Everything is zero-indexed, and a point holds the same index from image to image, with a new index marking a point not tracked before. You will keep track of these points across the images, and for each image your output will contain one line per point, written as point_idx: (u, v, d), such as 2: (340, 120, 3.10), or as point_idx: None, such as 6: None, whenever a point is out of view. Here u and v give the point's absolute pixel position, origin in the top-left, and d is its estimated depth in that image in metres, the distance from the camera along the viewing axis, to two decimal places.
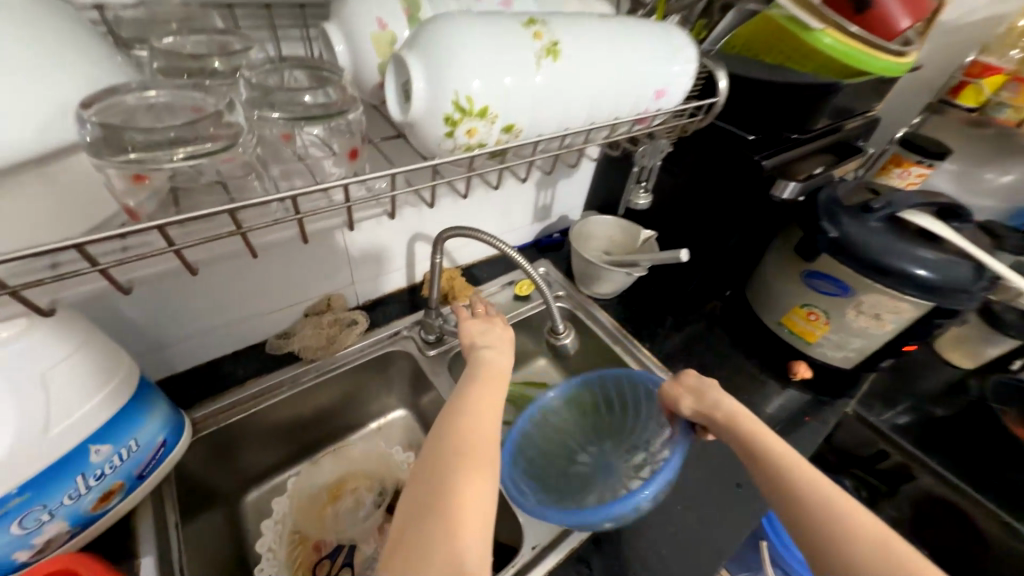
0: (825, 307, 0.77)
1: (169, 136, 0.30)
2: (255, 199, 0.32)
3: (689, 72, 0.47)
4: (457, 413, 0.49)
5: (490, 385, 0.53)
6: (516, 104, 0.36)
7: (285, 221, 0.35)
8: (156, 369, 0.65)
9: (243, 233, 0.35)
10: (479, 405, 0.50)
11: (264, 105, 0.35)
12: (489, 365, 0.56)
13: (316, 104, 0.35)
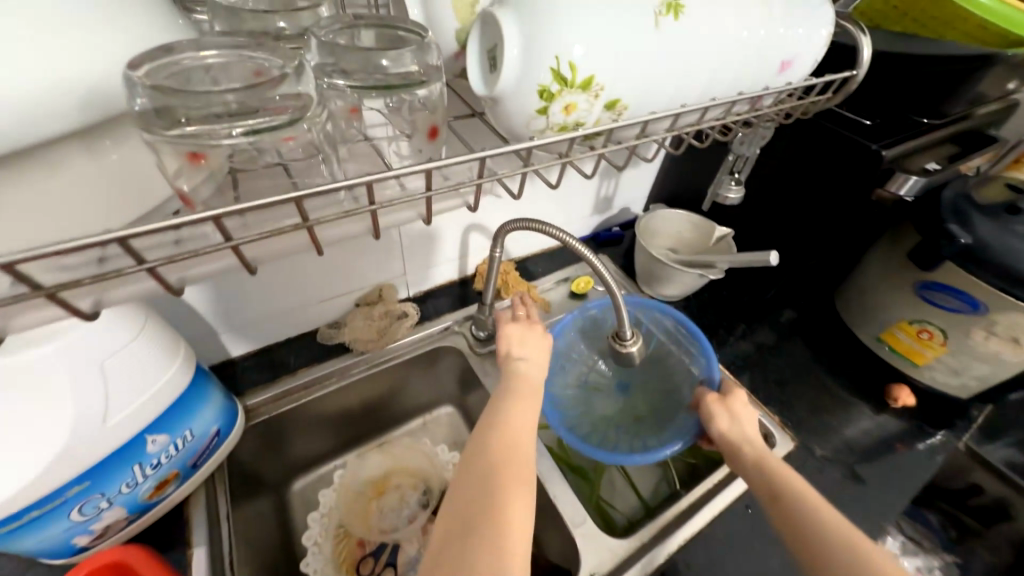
0: (942, 325, 0.65)
1: (228, 107, 0.26)
2: (323, 187, 0.28)
3: (822, 38, 0.39)
4: (492, 433, 0.44)
5: (525, 400, 0.49)
6: (626, 74, 0.30)
7: (357, 212, 0.31)
8: (212, 354, 0.65)
9: (310, 226, 0.31)
10: (516, 424, 0.45)
11: (333, 72, 0.30)
12: (523, 380, 0.51)
13: (393, 71, 0.30)
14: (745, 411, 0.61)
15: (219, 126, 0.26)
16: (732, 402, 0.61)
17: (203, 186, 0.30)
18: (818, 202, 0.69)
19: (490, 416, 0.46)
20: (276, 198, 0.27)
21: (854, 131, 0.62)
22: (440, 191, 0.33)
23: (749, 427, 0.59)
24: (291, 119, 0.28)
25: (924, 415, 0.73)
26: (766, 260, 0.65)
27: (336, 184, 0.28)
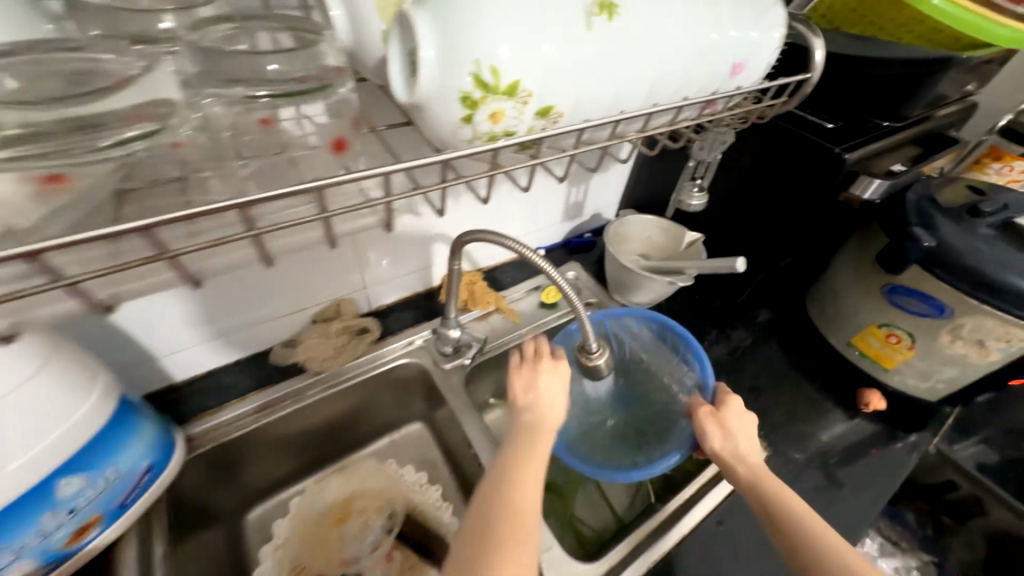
0: (909, 328, 0.65)
1: (72, 120, 0.26)
2: (214, 206, 0.28)
3: (774, 39, 0.37)
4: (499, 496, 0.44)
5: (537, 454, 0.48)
6: (555, 77, 0.27)
7: (238, 238, 0.31)
8: (151, 379, 0.60)
9: (167, 257, 0.31)
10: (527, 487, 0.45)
11: (221, 80, 0.29)
12: (534, 426, 0.50)
13: (285, 76, 0.30)
14: (739, 423, 0.57)
15: (75, 145, 0.26)
16: (724, 414, 0.57)
17: (57, 214, 0.27)
18: (785, 206, 0.67)
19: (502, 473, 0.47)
20: (116, 228, 0.26)
21: (816, 134, 0.61)
22: (340, 212, 0.33)
23: (742, 440, 0.55)
24: (152, 130, 0.28)
25: (895, 418, 0.73)
26: (732, 266, 0.63)
27: (202, 210, 0.27)
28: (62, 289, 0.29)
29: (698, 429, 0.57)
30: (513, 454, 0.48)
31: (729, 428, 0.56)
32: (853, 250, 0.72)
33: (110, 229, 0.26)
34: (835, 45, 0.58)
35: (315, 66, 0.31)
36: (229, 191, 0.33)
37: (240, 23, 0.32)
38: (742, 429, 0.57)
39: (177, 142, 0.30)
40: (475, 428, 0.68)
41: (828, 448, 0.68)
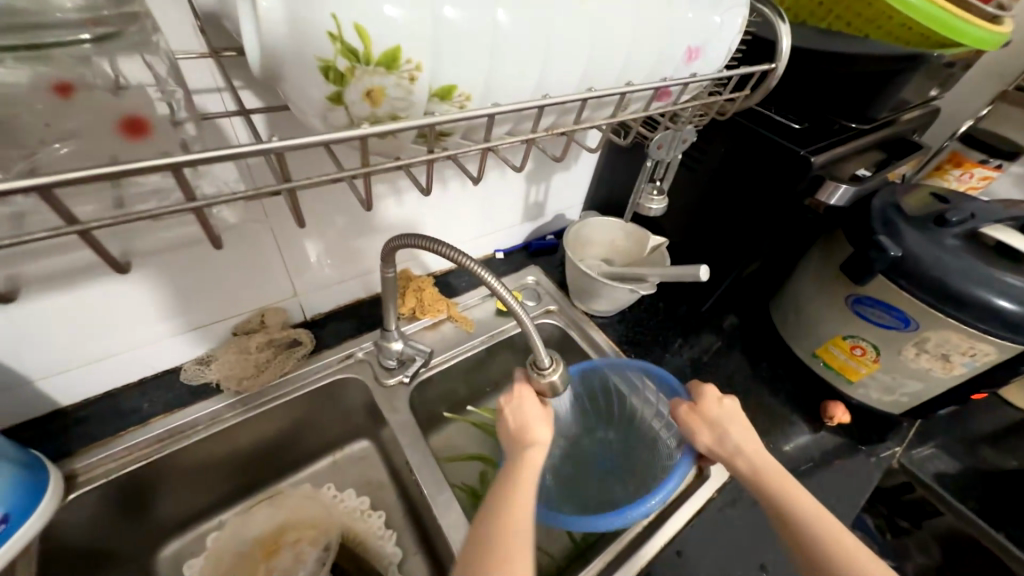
0: (874, 340, 0.63)
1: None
2: None
3: (735, 22, 0.32)
4: (492, 527, 0.44)
5: (527, 485, 0.47)
6: (453, 47, 0.21)
7: None
8: (25, 406, 0.52)
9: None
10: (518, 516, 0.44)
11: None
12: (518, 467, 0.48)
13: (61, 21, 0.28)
14: (721, 413, 0.54)
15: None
16: (704, 409, 0.55)
17: None
18: (748, 211, 0.64)
19: (495, 506, 0.46)
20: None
21: (782, 136, 0.58)
22: (100, 223, 0.25)
23: (731, 432, 0.53)
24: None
25: (859, 431, 0.70)
26: (695, 274, 0.59)
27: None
28: None
29: (686, 427, 0.55)
30: (504, 487, 0.47)
31: (712, 421, 0.54)
32: (817, 258, 0.69)
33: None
34: (802, 41, 0.55)
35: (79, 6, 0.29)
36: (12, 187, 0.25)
37: None
38: (725, 418, 0.54)
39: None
40: (419, 452, 0.62)
41: (794, 465, 0.65)
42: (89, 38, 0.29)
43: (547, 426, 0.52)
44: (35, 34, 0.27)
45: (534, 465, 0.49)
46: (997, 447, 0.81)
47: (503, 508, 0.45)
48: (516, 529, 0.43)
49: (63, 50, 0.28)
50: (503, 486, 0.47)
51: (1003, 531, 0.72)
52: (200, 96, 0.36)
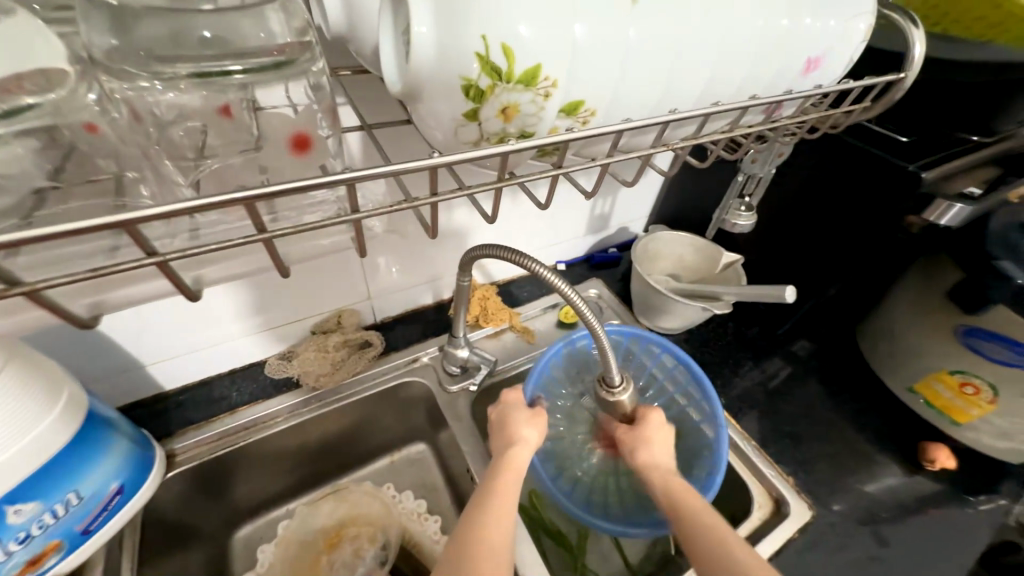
0: (990, 378, 0.56)
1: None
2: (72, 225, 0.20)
3: (862, 29, 0.30)
4: (472, 533, 0.41)
5: (509, 487, 0.44)
6: (588, 65, 0.22)
7: (141, 264, 0.24)
8: (136, 389, 0.57)
9: (31, 291, 0.23)
10: (499, 519, 0.42)
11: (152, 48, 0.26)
12: (505, 468, 0.46)
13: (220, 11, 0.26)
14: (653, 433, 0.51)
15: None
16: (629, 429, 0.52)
17: None
18: (839, 230, 0.59)
19: (475, 508, 0.43)
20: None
21: (887, 149, 0.53)
22: (281, 232, 0.26)
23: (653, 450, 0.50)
24: (42, 101, 0.25)
25: (966, 479, 0.63)
26: (780, 295, 0.55)
27: (105, 219, 0.21)
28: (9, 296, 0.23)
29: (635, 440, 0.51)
30: (486, 488, 0.44)
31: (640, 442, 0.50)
32: (919, 282, 0.63)
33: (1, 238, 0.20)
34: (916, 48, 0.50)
35: (260, 36, 0.27)
36: (163, 198, 0.27)
37: None
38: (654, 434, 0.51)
39: (92, 124, 0.27)
40: (479, 461, 0.62)
41: (883, 509, 0.59)
42: (241, 69, 0.28)
43: (536, 425, 0.49)
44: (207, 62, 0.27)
45: (518, 463, 0.46)
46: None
47: (487, 510, 0.42)
48: (497, 534, 0.41)
49: (220, 80, 0.27)
50: (486, 482, 0.45)
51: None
52: (339, 111, 0.36)
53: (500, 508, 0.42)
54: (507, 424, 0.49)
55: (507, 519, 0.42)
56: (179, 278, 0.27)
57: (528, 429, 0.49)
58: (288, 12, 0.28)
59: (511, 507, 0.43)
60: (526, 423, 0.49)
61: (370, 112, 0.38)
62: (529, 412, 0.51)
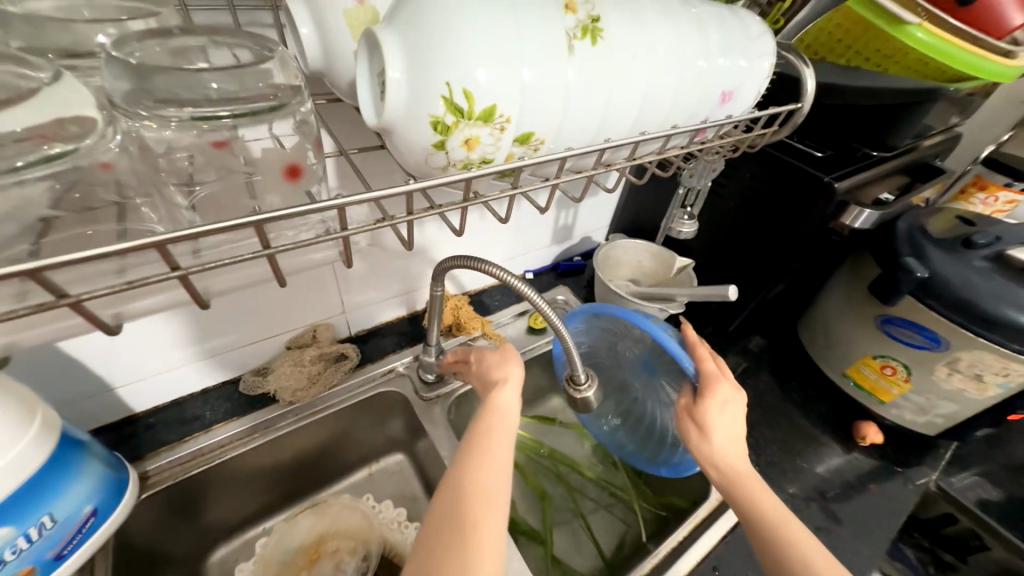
0: (904, 360, 0.63)
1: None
2: (93, 251, 0.22)
3: (765, 67, 0.36)
4: (460, 476, 0.42)
5: (495, 422, 0.47)
6: (537, 104, 0.26)
7: (158, 280, 0.26)
8: (104, 413, 0.56)
9: (73, 303, 0.25)
10: (486, 451, 0.44)
11: (147, 101, 0.25)
12: (491, 413, 0.48)
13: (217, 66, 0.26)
14: (722, 417, 0.50)
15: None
16: (704, 411, 0.51)
17: None
18: (773, 235, 0.66)
19: (461, 450, 0.45)
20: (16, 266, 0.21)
21: (807, 163, 0.61)
22: (283, 248, 0.28)
23: (729, 436, 0.50)
24: (75, 148, 0.24)
25: (893, 452, 0.70)
26: (724, 293, 0.62)
27: (133, 242, 0.23)
28: (64, 308, 0.24)
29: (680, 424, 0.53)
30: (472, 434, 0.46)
31: (710, 428, 0.50)
32: (844, 278, 0.71)
33: (28, 264, 0.21)
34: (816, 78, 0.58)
35: (263, 85, 0.27)
36: (171, 222, 0.28)
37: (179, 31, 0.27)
38: (725, 423, 0.51)
39: (108, 162, 0.26)
40: None
41: (826, 484, 0.66)
42: (229, 114, 0.26)
43: (518, 365, 0.52)
44: (194, 107, 0.26)
45: (501, 406, 0.48)
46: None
47: (474, 451, 0.44)
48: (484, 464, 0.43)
49: (211, 122, 0.26)
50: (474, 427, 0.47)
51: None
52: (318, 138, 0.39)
53: (489, 445, 0.45)
54: (490, 373, 0.53)
55: (498, 452, 0.44)
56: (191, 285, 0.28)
57: (512, 369, 0.52)
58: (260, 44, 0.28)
59: (501, 440, 0.45)
60: (502, 364, 0.53)
61: (346, 139, 0.41)
62: (510, 353, 0.54)
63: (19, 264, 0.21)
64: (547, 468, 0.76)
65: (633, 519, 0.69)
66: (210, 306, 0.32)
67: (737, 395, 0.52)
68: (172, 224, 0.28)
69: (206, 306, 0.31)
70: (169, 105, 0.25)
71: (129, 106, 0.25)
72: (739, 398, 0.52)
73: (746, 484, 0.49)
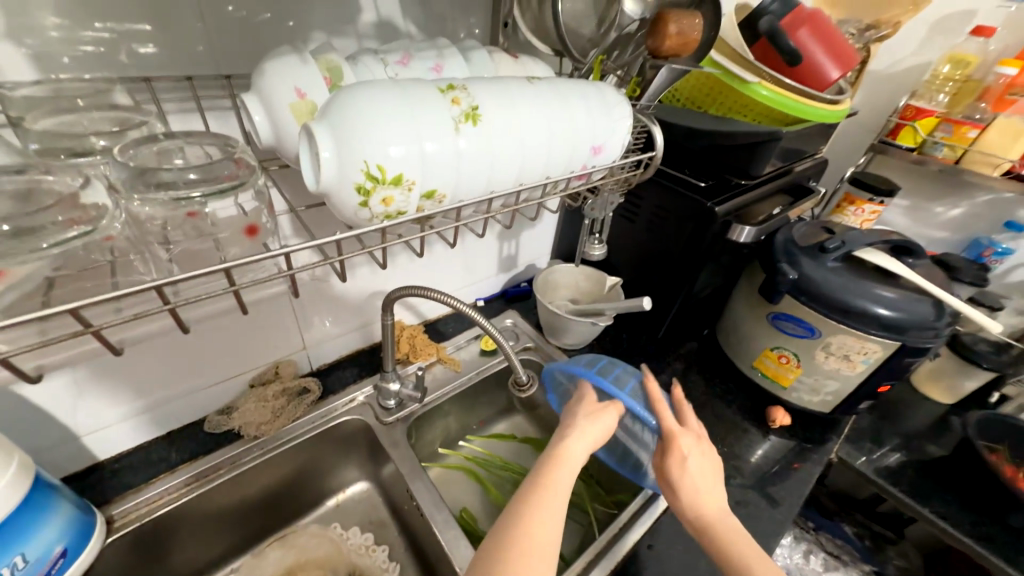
0: (794, 349, 0.75)
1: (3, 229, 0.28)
2: (105, 296, 0.29)
3: (624, 127, 0.47)
4: (517, 513, 0.47)
5: (562, 470, 0.50)
6: (436, 171, 0.35)
7: (151, 314, 0.32)
8: (71, 461, 0.59)
9: (93, 332, 0.31)
10: (550, 495, 0.48)
11: (139, 186, 0.32)
12: (561, 458, 0.51)
13: (195, 168, 0.33)
14: (690, 475, 0.54)
15: (21, 247, 0.28)
16: (671, 471, 0.55)
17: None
18: (677, 253, 0.78)
19: (524, 490, 0.49)
20: (42, 312, 0.27)
21: (694, 192, 0.74)
22: (247, 285, 0.35)
23: (699, 491, 0.54)
24: (93, 228, 0.30)
25: (802, 431, 0.81)
26: (640, 304, 0.72)
27: (128, 289, 0.29)
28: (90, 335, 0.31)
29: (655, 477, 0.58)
30: (538, 474, 0.50)
31: (677, 484, 0.54)
32: (744, 284, 0.83)
33: (52, 309, 0.27)
34: (688, 125, 0.73)
35: (229, 170, 0.34)
36: (157, 272, 0.36)
37: (153, 137, 0.35)
38: (696, 478, 0.54)
39: (111, 235, 0.33)
40: (418, 480, 0.69)
41: (748, 465, 0.75)
42: (201, 193, 0.33)
43: (603, 424, 0.54)
44: (174, 189, 0.32)
45: (572, 453, 0.52)
46: (934, 440, 0.83)
47: (537, 490, 0.49)
48: (543, 508, 0.47)
49: (189, 200, 0.33)
50: (538, 470, 0.51)
51: (996, 553, 0.67)
52: (272, 199, 0.47)
53: (547, 491, 0.48)
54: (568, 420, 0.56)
55: (560, 496, 0.48)
56: (178, 314, 0.35)
57: (592, 424, 0.54)
58: (225, 143, 0.37)
59: (561, 489, 0.49)
60: (590, 416, 0.55)
61: (297, 199, 0.49)
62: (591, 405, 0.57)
63: (48, 308, 0.28)
64: (507, 480, 0.83)
65: (587, 517, 0.76)
66: (189, 329, 0.39)
67: (704, 449, 0.56)
68: (158, 273, 0.35)
69: (186, 328, 0.38)
70: (151, 194, 0.32)
71: (127, 190, 0.32)
72: (705, 451, 0.56)
73: (721, 527, 0.53)
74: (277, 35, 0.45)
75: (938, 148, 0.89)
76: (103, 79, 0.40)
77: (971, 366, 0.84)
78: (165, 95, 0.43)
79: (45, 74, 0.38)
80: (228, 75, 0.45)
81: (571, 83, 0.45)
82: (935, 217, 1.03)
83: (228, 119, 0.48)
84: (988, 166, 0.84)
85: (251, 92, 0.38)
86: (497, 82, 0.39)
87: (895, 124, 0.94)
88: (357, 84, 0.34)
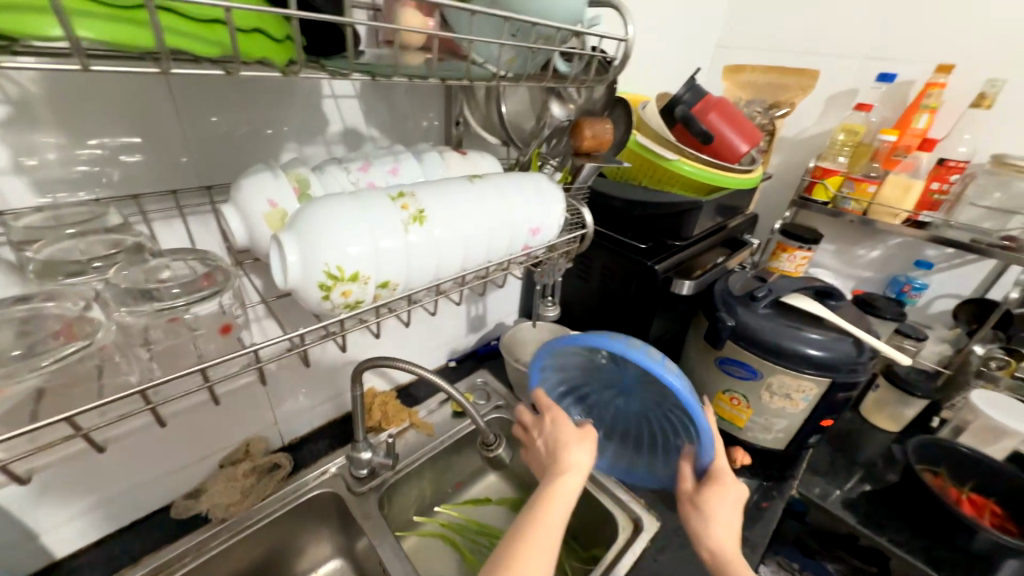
0: (742, 391, 0.80)
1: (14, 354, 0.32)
2: (96, 402, 0.32)
3: (558, 209, 0.55)
4: (504, 554, 0.46)
5: (553, 507, 0.49)
6: (389, 264, 0.41)
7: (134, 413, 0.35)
8: (28, 563, 0.58)
9: (81, 435, 0.34)
10: (537, 535, 0.47)
11: (128, 298, 0.37)
12: (550, 495, 0.50)
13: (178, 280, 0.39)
14: (724, 506, 0.57)
15: (23, 366, 0.31)
16: (707, 500, 0.57)
17: None
18: (628, 307, 0.85)
19: (512, 532, 0.48)
20: (36, 423, 0.30)
21: (636, 253, 0.82)
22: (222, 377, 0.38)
23: (727, 529, 0.58)
24: (88, 342, 0.34)
25: (764, 470, 0.85)
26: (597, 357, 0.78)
27: (114, 395, 0.33)
28: (79, 438, 0.34)
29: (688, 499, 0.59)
30: (530, 510, 0.50)
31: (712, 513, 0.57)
32: (693, 333, 0.90)
33: (45, 420, 0.30)
34: (624, 196, 0.83)
35: (211, 281, 0.40)
36: (139, 371, 0.39)
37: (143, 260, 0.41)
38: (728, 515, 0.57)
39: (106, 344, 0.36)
40: (392, 552, 0.68)
41: None
42: (182, 300, 0.38)
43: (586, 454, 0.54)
44: (157, 299, 0.37)
45: (561, 490, 0.51)
46: (887, 469, 0.88)
47: (531, 522, 0.48)
48: (533, 547, 0.46)
49: (172, 308, 0.38)
50: (526, 511, 0.50)
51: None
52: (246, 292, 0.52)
53: (535, 530, 0.47)
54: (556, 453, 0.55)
55: (553, 529, 0.48)
56: (158, 410, 0.38)
57: (576, 455, 0.54)
58: (205, 259, 0.43)
59: (551, 528, 0.48)
60: (576, 444, 0.55)
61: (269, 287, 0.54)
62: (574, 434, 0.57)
63: (42, 418, 0.31)
64: (485, 545, 0.82)
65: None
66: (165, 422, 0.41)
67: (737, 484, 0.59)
68: (140, 374, 0.39)
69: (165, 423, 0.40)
70: (137, 305, 0.37)
71: (117, 303, 0.37)
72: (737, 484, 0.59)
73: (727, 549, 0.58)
74: (255, 147, 0.53)
75: (847, 202, 1.02)
76: (97, 199, 0.45)
77: (907, 395, 0.92)
78: (151, 206, 0.49)
79: (43, 197, 0.43)
80: (209, 186, 0.51)
81: (506, 177, 0.53)
82: (860, 258, 1.15)
83: (209, 221, 0.54)
84: (891, 216, 0.97)
85: (229, 203, 0.44)
86: (440, 185, 0.47)
87: (808, 182, 1.07)
88: (319, 198, 0.40)
